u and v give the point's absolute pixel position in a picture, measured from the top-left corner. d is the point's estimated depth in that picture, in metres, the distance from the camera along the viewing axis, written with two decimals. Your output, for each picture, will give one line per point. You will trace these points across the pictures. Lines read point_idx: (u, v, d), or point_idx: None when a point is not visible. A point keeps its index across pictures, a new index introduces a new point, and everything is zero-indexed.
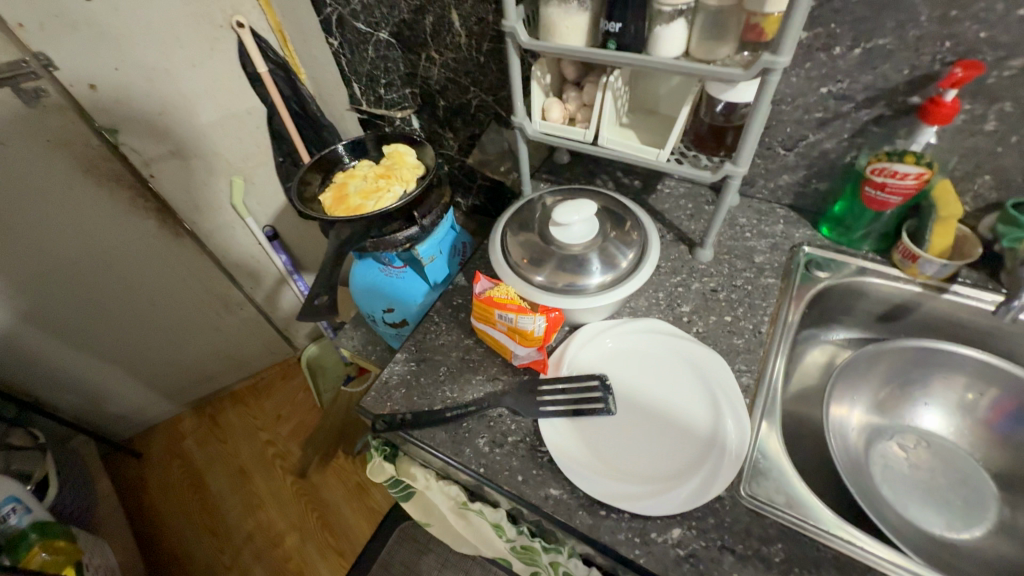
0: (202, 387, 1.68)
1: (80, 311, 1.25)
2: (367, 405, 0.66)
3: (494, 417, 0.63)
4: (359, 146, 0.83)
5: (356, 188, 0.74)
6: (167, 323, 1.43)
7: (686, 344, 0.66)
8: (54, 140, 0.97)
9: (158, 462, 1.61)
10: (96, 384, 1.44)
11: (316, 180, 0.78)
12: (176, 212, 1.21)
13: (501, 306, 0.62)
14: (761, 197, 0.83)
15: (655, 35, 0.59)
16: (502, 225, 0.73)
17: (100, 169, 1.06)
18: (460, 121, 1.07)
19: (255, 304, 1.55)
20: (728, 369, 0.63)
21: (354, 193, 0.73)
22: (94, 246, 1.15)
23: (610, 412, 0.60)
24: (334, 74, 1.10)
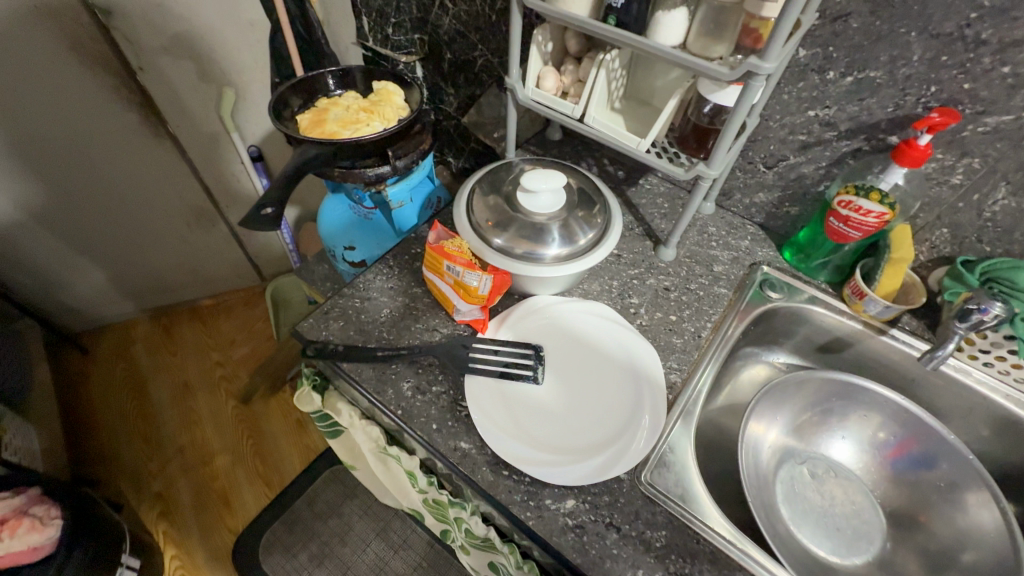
0: (160, 297, 1.66)
1: (44, 193, 1.22)
2: (302, 330, 0.66)
3: (423, 365, 0.64)
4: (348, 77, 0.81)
5: (336, 116, 0.73)
6: (133, 224, 1.39)
7: (626, 334, 0.67)
8: (41, 7, 0.93)
9: (102, 361, 1.59)
10: (51, 271, 1.41)
11: (298, 101, 0.77)
12: (160, 112, 1.18)
13: (450, 257, 0.62)
14: (735, 211, 0.84)
15: (655, 19, 0.58)
16: (473, 181, 0.72)
17: (85, 49, 1.02)
18: (463, 78, 1.06)
19: (228, 224, 1.52)
20: (659, 364, 0.64)
21: (332, 120, 0.72)
22: (67, 128, 1.12)
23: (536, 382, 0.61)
24: (347, 4, 1.08)
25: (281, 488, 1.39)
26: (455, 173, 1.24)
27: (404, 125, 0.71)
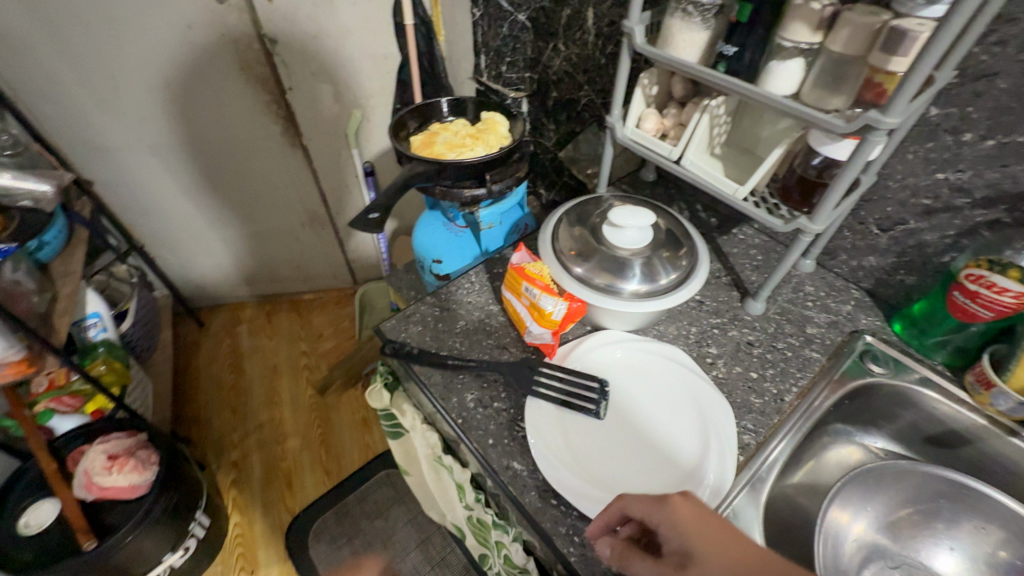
0: (268, 286, 1.86)
1: (197, 183, 1.45)
2: (385, 328, 0.71)
3: (489, 380, 0.66)
4: (460, 106, 0.88)
5: (445, 139, 0.80)
6: (259, 219, 1.60)
7: (700, 384, 0.63)
8: (226, 35, 1.14)
9: (214, 335, 1.81)
10: (188, 250, 1.65)
11: (414, 124, 0.85)
12: (299, 126, 1.35)
13: (530, 279, 0.63)
14: (838, 272, 0.78)
15: (768, 68, 0.58)
16: (562, 211, 0.74)
17: (252, 70, 1.21)
18: (565, 115, 1.11)
19: (335, 229, 1.68)
20: (733, 423, 0.60)
21: (441, 143, 0.79)
22: (224, 131, 1.33)
23: (598, 418, 0.60)
24: (469, 43, 1.18)
25: (338, 480, 1.46)
26: (545, 204, 1.28)
27: (504, 152, 0.75)
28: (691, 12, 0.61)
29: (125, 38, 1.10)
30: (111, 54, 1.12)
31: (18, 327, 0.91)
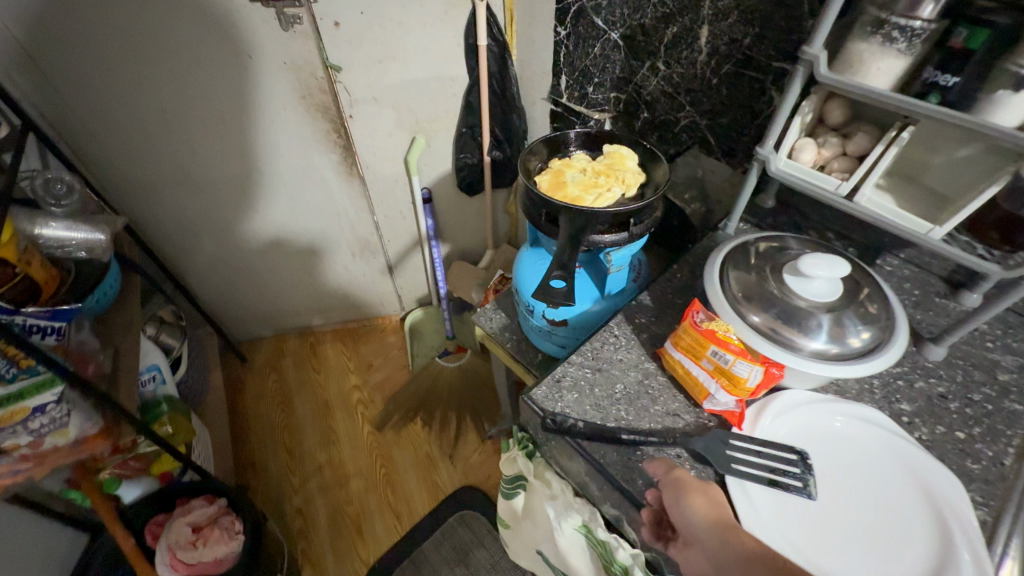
0: (313, 317, 1.77)
1: (247, 218, 1.37)
2: (538, 398, 0.64)
3: (672, 456, 0.59)
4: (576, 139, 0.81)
5: (574, 180, 0.73)
6: (309, 250, 1.52)
7: (916, 454, 0.56)
8: (289, 64, 1.06)
9: (258, 371, 1.71)
10: (232, 285, 1.56)
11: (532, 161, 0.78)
12: (357, 155, 1.28)
13: (721, 343, 0.56)
14: (1011, 307, 0.72)
15: (994, 99, 0.50)
16: (721, 258, 0.69)
17: (314, 99, 1.13)
18: (658, 136, 1.05)
19: (385, 257, 1.60)
20: (967, 501, 0.53)
21: (573, 184, 0.72)
22: (278, 163, 1.25)
23: (811, 497, 0.52)
24: (546, 63, 1.11)
25: (410, 526, 1.39)
26: None
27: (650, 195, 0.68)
28: (894, 37, 0.54)
29: (181, 72, 1.02)
30: (165, 89, 1.04)
31: (94, 397, 0.83)
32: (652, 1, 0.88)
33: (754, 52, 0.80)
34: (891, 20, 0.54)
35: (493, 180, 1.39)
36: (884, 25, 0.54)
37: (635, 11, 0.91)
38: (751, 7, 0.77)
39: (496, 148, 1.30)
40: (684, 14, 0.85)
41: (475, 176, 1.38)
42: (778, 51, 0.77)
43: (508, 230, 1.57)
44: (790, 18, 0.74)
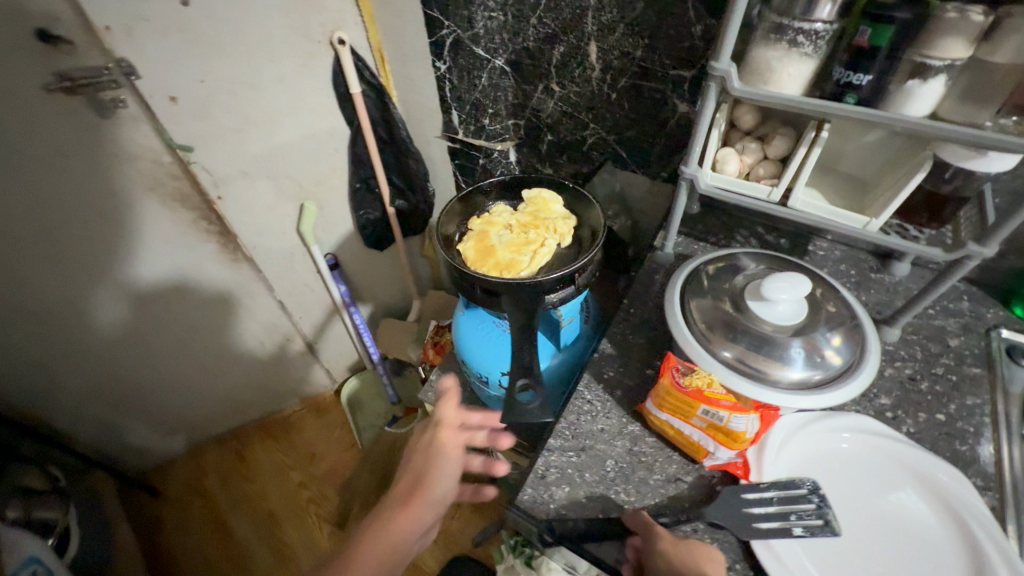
0: (231, 422, 1.52)
1: (121, 342, 1.11)
2: (527, 508, 0.55)
3: (689, 532, 0.52)
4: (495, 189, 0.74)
5: (501, 240, 0.67)
6: (209, 354, 1.27)
7: (924, 458, 0.54)
8: (123, 154, 0.86)
9: (177, 501, 1.43)
10: (119, 416, 1.28)
11: (449, 225, 0.70)
12: (238, 237, 1.08)
13: (711, 400, 0.51)
14: (934, 267, 0.75)
15: (904, 91, 0.50)
16: (677, 290, 0.64)
17: (166, 188, 0.93)
18: (566, 157, 0.99)
19: (303, 336, 1.40)
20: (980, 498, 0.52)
21: (502, 246, 0.66)
22: (143, 269, 1.02)
23: (837, 534, 0.48)
24: (432, 99, 1.01)
25: None
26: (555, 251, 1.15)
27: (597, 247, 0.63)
28: (800, 42, 0.52)
29: None
30: None
31: None
32: (531, 22, 0.81)
33: (649, 63, 0.76)
34: (794, 24, 0.51)
35: (402, 229, 1.27)
36: (788, 30, 0.52)
37: (515, 34, 0.84)
38: (636, 18, 0.73)
39: (399, 196, 1.18)
40: (568, 32, 0.79)
41: (382, 229, 1.25)
42: (673, 60, 0.74)
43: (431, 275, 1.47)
44: (677, 26, 0.70)
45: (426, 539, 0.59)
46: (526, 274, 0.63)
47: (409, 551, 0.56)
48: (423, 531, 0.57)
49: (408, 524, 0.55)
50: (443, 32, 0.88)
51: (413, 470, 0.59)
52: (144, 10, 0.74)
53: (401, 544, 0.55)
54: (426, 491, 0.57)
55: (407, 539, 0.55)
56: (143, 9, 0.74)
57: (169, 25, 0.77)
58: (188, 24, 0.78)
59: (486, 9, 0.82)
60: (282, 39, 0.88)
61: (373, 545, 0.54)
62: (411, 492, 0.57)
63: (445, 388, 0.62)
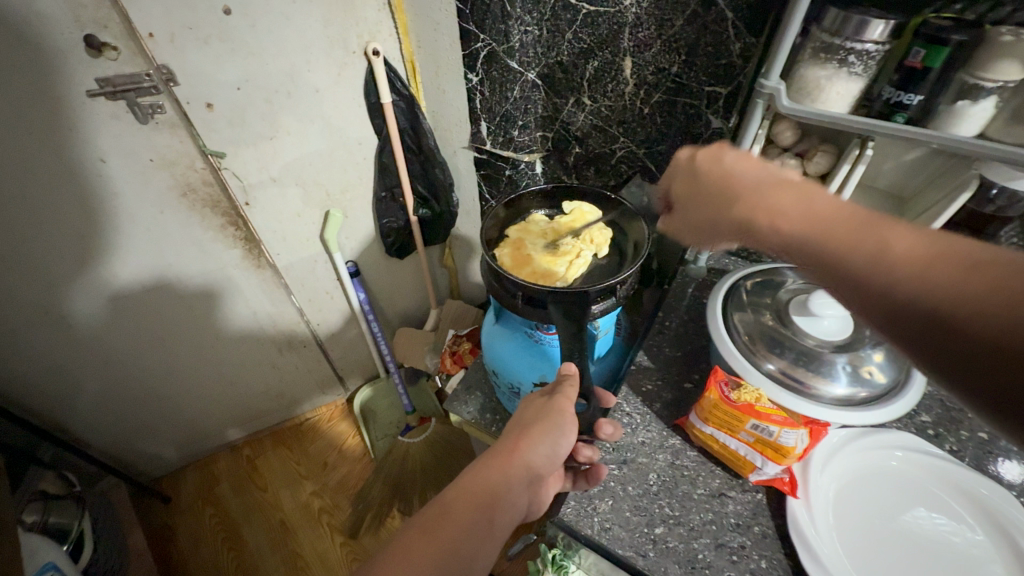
0: (241, 428, 1.51)
1: (142, 346, 1.12)
2: (571, 521, 0.55)
3: (736, 549, 0.52)
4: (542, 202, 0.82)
5: (539, 249, 0.74)
6: (225, 358, 1.27)
7: (1002, 494, 0.53)
8: (157, 159, 0.87)
9: (187, 510, 1.42)
10: (133, 421, 1.27)
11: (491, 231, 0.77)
12: (262, 242, 1.08)
13: (760, 415, 0.51)
14: None
15: (954, 111, 0.51)
16: (721, 302, 0.64)
17: (198, 194, 0.94)
18: (593, 169, 1.00)
19: (318, 342, 1.40)
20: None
21: (538, 257, 0.72)
22: (167, 271, 1.02)
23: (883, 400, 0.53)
24: (461, 111, 1.02)
25: None
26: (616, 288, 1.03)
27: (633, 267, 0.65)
28: (851, 62, 0.53)
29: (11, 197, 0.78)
30: None
31: None
32: (566, 37, 0.82)
33: (684, 78, 0.77)
34: (845, 44, 0.52)
35: (425, 238, 1.28)
36: (838, 50, 0.53)
37: (549, 49, 0.85)
38: (675, 35, 0.73)
39: (423, 206, 1.19)
40: (604, 47, 0.80)
41: (404, 238, 1.26)
42: (709, 76, 0.75)
43: (449, 285, 1.47)
44: (716, 43, 0.72)
45: (526, 508, 0.48)
46: (563, 282, 0.69)
47: (511, 498, 0.46)
48: (529, 476, 0.48)
49: (507, 471, 0.47)
50: (477, 45, 0.88)
51: (523, 423, 0.52)
52: (188, 18, 0.75)
53: (502, 493, 0.45)
54: (530, 443, 0.49)
55: (511, 489, 0.46)
56: (187, 17, 0.75)
57: (210, 34, 0.78)
58: (228, 32, 0.79)
59: (523, 23, 0.82)
60: (318, 48, 0.89)
61: (464, 488, 0.45)
62: (512, 440, 0.49)
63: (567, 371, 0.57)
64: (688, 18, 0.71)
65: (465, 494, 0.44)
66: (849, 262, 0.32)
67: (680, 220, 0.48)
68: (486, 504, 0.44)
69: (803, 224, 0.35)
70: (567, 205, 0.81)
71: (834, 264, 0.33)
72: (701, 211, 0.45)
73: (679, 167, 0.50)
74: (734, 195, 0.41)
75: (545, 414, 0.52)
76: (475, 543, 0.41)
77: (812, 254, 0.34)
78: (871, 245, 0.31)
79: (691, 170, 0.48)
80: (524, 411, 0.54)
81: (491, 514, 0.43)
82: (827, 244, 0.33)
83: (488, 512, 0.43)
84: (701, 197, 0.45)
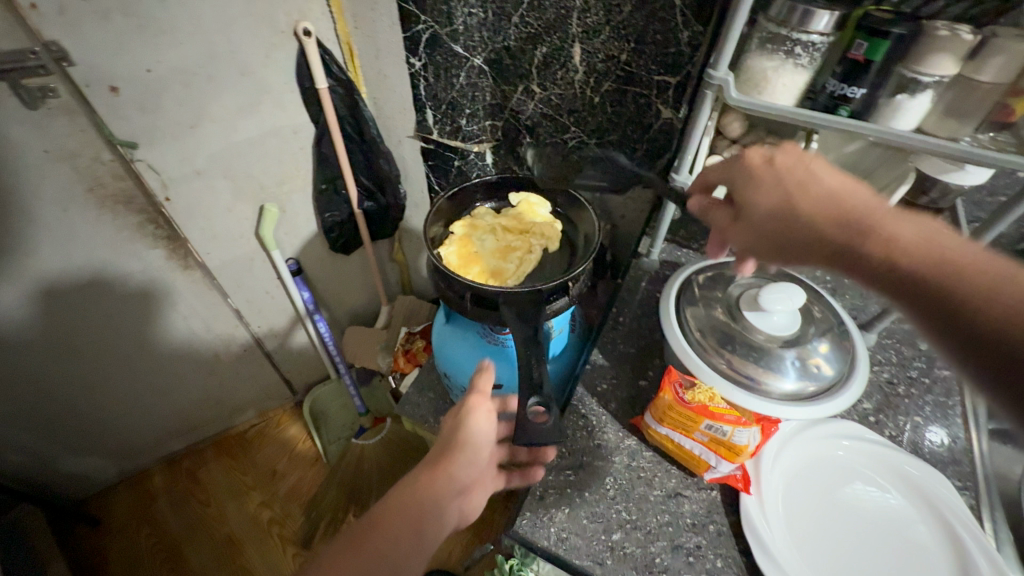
0: (178, 440, 1.40)
1: (53, 361, 1.00)
2: (527, 534, 0.53)
3: (692, 549, 0.51)
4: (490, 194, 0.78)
5: (486, 247, 0.71)
6: (153, 368, 1.16)
7: (931, 472, 0.55)
8: (54, 151, 0.76)
9: (120, 532, 1.31)
10: (49, 442, 1.14)
11: (437, 227, 0.72)
12: (189, 241, 0.99)
13: (714, 415, 0.51)
14: None
15: (894, 105, 0.51)
16: (672, 299, 0.63)
17: (107, 189, 0.84)
18: (545, 160, 0.97)
19: (261, 346, 1.31)
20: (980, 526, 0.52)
21: (487, 255, 0.70)
22: (76, 277, 0.91)
23: (832, 395, 0.54)
24: (405, 98, 0.96)
25: None
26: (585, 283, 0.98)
27: (584, 264, 0.63)
28: (797, 53, 0.52)
29: None
30: None
31: None
32: (513, 20, 0.78)
33: (634, 67, 0.75)
34: (791, 35, 0.51)
35: (372, 232, 1.21)
36: (785, 41, 0.52)
37: (495, 33, 0.80)
38: (623, 22, 0.71)
39: (369, 199, 1.13)
40: (552, 33, 0.77)
41: (349, 232, 1.19)
42: (658, 66, 0.73)
43: (401, 280, 1.41)
44: (665, 31, 0.70)
45: (460, 519, 0.46)
46: (513, 283, 0.68)
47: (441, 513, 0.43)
48: (460, 486, 0.45)
49: (436, 483, 0.44)
50: (419, 27, 0.83)
51: (445, 433, 0.48)
52: None
53: (427, 508, 0.43)
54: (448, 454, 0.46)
55: (436, 504, 0.43)
56: None
57: (110, 7, 0.68)
58: (132, 6, 0.70)
59: (466, 5, 0.78)
60: (241, 28, 0.81)
61: (393, 503, 0.43)
62: (441, 452, 0.47)
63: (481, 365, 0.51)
64: (635, 4, 0.68)
65: (392, 509, 0.43)
66: (963, 283, 0.32)
67: (744, 228, 0.48)
68: (413, 522, 0.42)
69: (910, 247, 0.36)
70: (515, 198, 0.78)
71: (946, 282, 0.33)
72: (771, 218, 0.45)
73: (748, 168, 0.48)
74: (827, 209, 0.41)
75: (459, 422, 0.48)
76: (402, 558, 0.40)
77: (914, 264, 0.35)
78: (992, 274, 0.32)
79: (753, 176, 0.48)
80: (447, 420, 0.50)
81: (420, 528, 0.42)
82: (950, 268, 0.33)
83: (416, 526, 0.42)
84: (775, 202, 0.45)
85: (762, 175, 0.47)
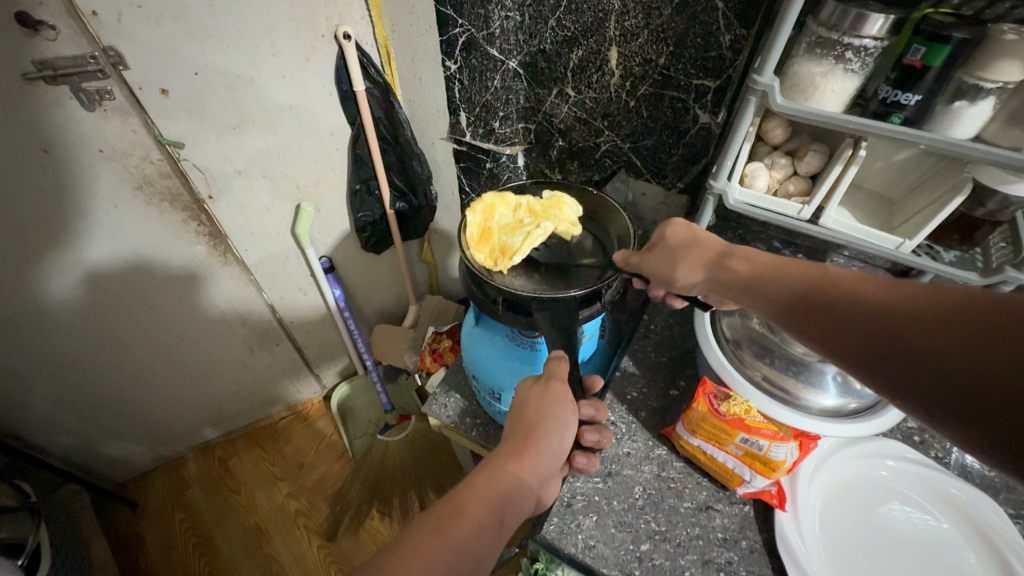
0: (213, 429, 1.45)
1: (101, 348, 1.05)
2: (554, 539, 0.52)
3: (723, 565, 0.50)
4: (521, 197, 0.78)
5: (501, 221, 0.72)
6: (191, 358, 1.20)
7: (979, 496, 0.53)
8: (108, 151, 0.80)
9: (157, 514, 1.36)
10: (95, 425, 1.20)
11: None
12: (229, 237, 1.03)
13: (751, 429, 0.50)
14: None
15: (950, 112, 0.49)
16: (707, 308, 0.62)
17: (155, 187, 0.88)
18: (577, 164, 0.96)
19: (293, 340, 1.35)
20: None
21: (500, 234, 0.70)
22: (124, 270, 0.95)
23: (881, 412, 0.51)
24: (439, 100, 0.97)
25: None
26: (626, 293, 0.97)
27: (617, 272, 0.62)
28: (848, 58, 0.51)
29: None
30: None
31: None
32: (549, 24, 0.77)
33: (672, 71, 0.74)
34: (842, 40, 0.50)
35: (403, 232, 1.23)
36: (835, 45, 0.51)
37: (531, 37, 0.80)
38: (663, 24, 0.70)
39: (400, 199, 1.14)
40: (589, 36, 0.76)
41: (380, 232, 1.20)
42: (697, 70, 0.72)
43: (429, 279, 1.42)
44: (705, 35, 0.68)
45: (535, 508, 0.46)
46: (517, 255, 0.66)
47: (524, 503, 0.43)
48: (542, 479, 0.45)
49: (524, 471, 0.43)
50: (455, 31, 0.84)
51: (526, 419, 0.47)
52: None
53: (517, 494, 0.43)
54: (541, 441, 0.45)
55: (522, 489, 0.43)
56: None
57: (163, 13, 0.71)
58: (182, 11, 0.73)
59: (502, 9, 0.78)
60: (284, 31, 0.83)
61: (479, 485, 0.42)
62: (528, 438, 0.46)
63: (555, 355, 0.52)
64: (675, 7, 0.67)
65: (477, 494, 0.42)
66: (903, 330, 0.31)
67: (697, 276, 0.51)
68: (500, 505, 0.41)
69: (820, 280, 0.38)
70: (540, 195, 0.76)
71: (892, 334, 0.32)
72: (697, 274, 0.50)
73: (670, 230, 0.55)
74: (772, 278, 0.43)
75: (545, 407, 0.47)
76: (487, 541, 0.39)
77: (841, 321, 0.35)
78: (917, 299, 0.32)
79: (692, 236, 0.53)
80: (522, 405, 0.49)
81: (505, 514, 0.41)
82: (866, 309, 0.34)
83: (502, 511, 0.41)
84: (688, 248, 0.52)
85: (696, 236, 0.53)
